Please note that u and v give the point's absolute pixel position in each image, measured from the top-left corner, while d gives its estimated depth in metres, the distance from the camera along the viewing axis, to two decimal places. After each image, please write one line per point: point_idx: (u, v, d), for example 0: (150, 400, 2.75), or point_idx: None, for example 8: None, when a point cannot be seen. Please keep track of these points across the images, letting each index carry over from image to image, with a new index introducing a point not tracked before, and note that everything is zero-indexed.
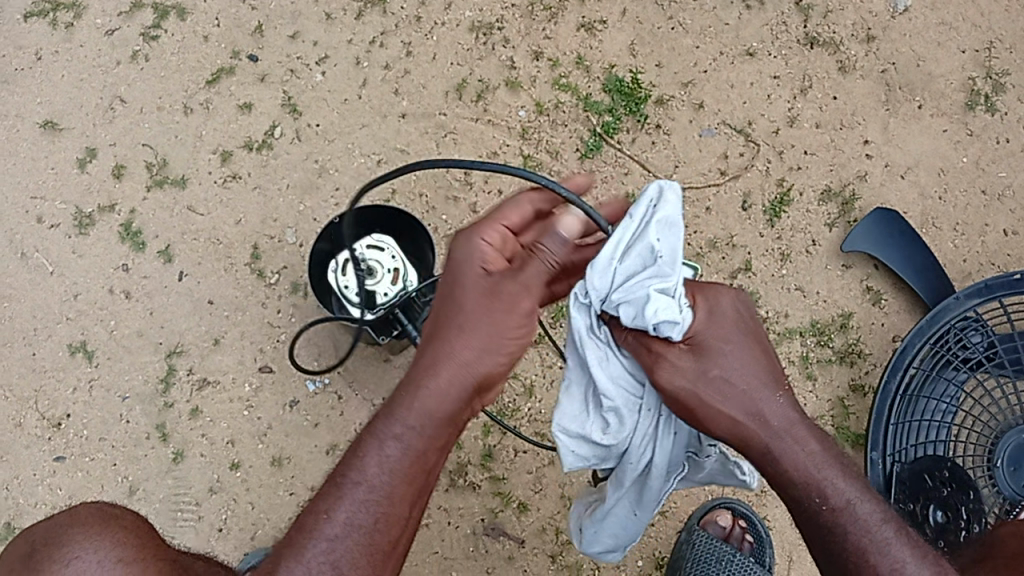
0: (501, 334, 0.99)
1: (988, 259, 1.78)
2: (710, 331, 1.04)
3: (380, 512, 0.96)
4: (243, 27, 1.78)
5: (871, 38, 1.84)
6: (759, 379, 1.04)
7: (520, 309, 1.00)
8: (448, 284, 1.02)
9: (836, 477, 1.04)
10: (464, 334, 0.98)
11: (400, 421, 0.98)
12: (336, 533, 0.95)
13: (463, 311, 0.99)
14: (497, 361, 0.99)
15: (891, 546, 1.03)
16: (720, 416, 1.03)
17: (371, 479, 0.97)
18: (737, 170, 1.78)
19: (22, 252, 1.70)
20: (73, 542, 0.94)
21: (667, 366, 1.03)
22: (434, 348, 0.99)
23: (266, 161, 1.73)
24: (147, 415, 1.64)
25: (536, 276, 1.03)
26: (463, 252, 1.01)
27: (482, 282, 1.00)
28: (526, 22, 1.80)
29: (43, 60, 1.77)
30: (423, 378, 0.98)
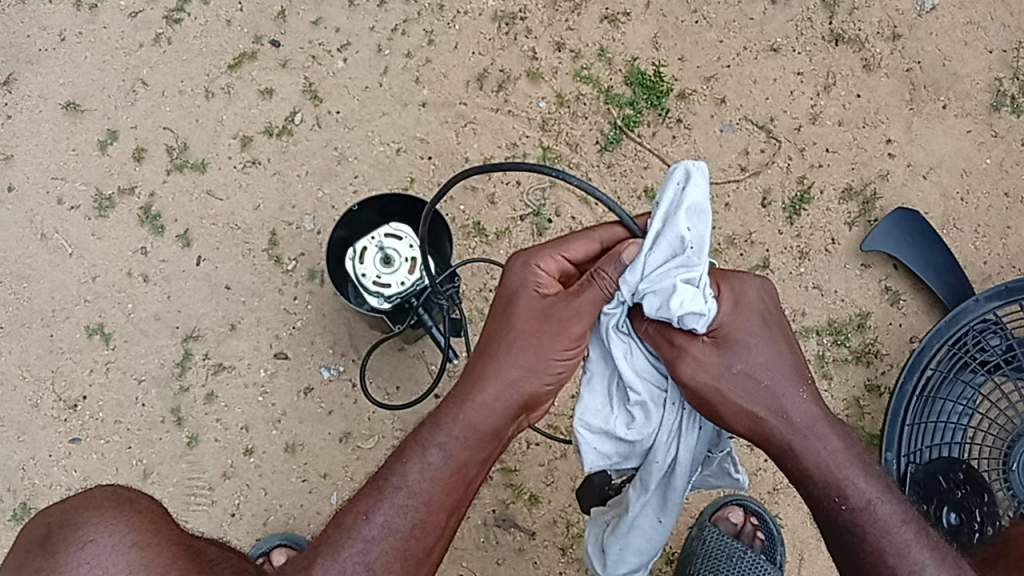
0: (548, 356, 1.06)
1: (1008, 262, 1.77)
2: (734, 328, 1.06)
3: (417, 518, 1.02)
4: (266, 12, 1.78)
5: (897, 36, 1.82)
6: (782, 376, 1.07)
7: (569, 334, 1.06)
8: (505, 303, 1.09)
9: (857, 476, 1.06)
10: (515, 352, 1.06)
11: (445, 431, 1.05)
12: (373, 534, 1.01)
13: (515, 331, 1.06)
14: (542, 383, 1.07)
15: (910, 547, 1.04)
16: (742, 411, 1.06)
17: (412, 485, 1.03)
18: (757, 167, 1.77)
19: (42, 233, 1.71)
20: (89, 526, 0.95)
21: (691, 360, 1.05)
22: (484, 363, 1.07)
23: (286, 147, 1.73)
24: (163, 399, 1.65)
25: (593, 301, 1.06)
26: (520, 277, 1.09)
27: (537, 305, 1.07)
28: (549, 13, 1.79)
29: (66, 41, 1.77)
30: (471, 391, 1.06)
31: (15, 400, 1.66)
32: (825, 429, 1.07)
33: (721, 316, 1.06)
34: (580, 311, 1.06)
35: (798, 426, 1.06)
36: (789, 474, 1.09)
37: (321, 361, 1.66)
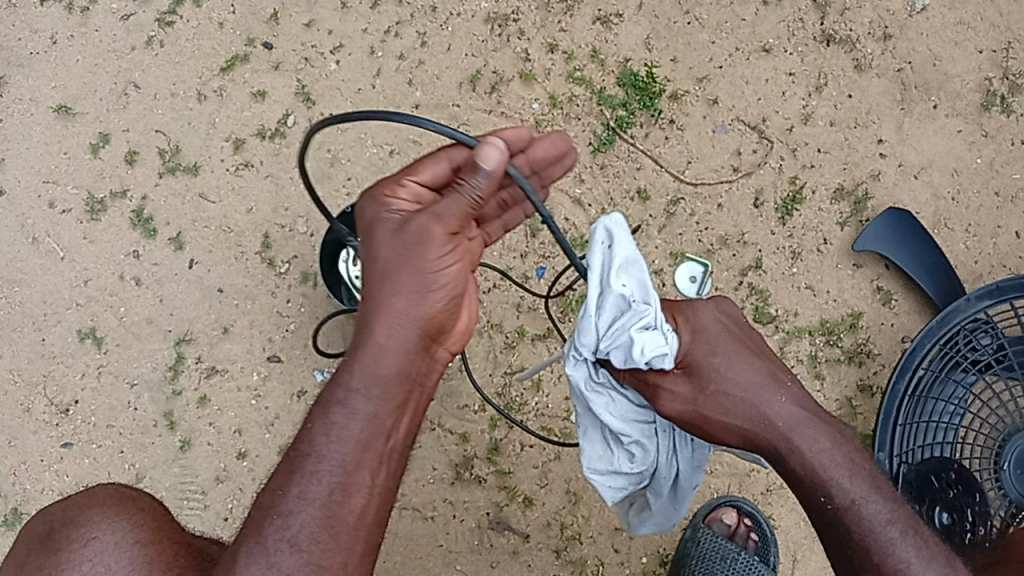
0: (426, 272, 0.98)
1: (999, 261, 1.77)
2: (699, 349, 1.11)
3: (334, 482, 0.94)
4: (258, 14, 1.78)
5: (888, 36, 1.83)
6: (756, 387, 1.10)
7: (436, 241, 0.98)
8: (366, 243, 1.02)
9: (841, 475, 1.07)
10: (388, 280, 0.97)
11: (342, 385, 0.96)
12: (292, 508, 0.93)
13: (382, 261, 0.99)
14: (431, 303, 0.98)
15: (896, 546, 1.03)
16: (724, 427, 1.10)
17: (320, 450, 0.94)
18: (749, 167, 1.77)
19: (33, 237, 1.70)
20: (91, 523, 0.95)
21: (667, 393, 1.11)
22: (364, 306, 0.98)
23: (279, 150, 1.73)
24: (155, 403, 1.65)
25: (455, 207, 0.99)
26: (372, 212, 1.02)
27: (396, 229, 1.00)
28: (542, 15, 1.79)
29: (58, 44, 1.76)
30: (359, 342, 0.97)
31: (6, 405, 1.65)
32: (808, 429, 1.08)
33: (683, 344, 1.12)
34: (440, 217, 0.98)
35: (778, 432, 1.09)
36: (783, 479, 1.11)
37: (315, 364, 1.66)
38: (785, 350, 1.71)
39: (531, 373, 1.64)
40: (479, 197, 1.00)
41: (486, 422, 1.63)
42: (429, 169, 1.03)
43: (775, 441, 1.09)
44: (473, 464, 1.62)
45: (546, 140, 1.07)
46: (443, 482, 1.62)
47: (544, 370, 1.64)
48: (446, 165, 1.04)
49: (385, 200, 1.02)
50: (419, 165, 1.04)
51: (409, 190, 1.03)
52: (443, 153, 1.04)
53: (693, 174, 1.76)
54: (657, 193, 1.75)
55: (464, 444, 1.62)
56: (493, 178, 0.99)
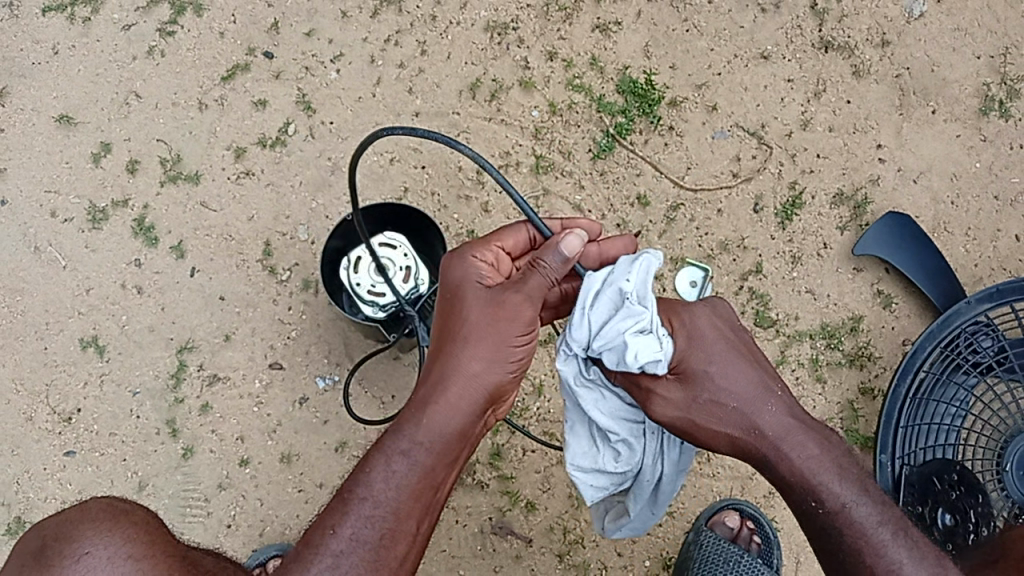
0: (504, 343, 1.07)
1: (999, 264, 1.78)
2: (692, 355, 1.11)
3: (386, 526, 1.01)
4: (259, 24, 1.79)
5: (885, 42, 1.84)
6: (749, 396, 1.10)
7: (520, 321, 1.07)
8: (450, 303, 1.11)
9: (831, 481, 1.07)
10: (469, 347, 1.07)
11: (409, 438, 1.05)
12: (342, 548, 0.98)
13: (466, 326, 1.08)
14: (505, 371, 1.08)
15: (888, 548, 1.04)
16: (715, 435, 1.11)
17: (377, 495, 1.02)
18: (749, 173, 1.78)
19: (35, 246, 1.71)
20: (84, 538, 0.94)
21: (659, 399, 1.12)
22: (441, 365, 1.07)
23: (280, 158, 1.73)
24: (157, 411, 1.65)
25: (538, 288, 1.08)
26: (461, 272, 1.11)
27: (483, 295, 1.09)
28: (541, 23, 1.81)
29: (60, 55, 1.78)
30: (432, 399, 1.06)
31: (8, 414, 1.65)
32: (797, 437, 1.09)
33: (676, 350, 1.11)
34: (527, 295, 1.08)
35: (768, 440, 1.09)
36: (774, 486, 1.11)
37: (317, 371, 1.66)
38: (786, 354, 1.71)
39: (533, 378, 1.64)
40: (558, 277, 1.09)
41: (488, 427, 1.63)
42: (511, 238, 1.18)
43: (766, 449, 1.09)
44: (475, 469, 1.62)
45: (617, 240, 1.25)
46: None
47: (546, 375, 1.64)
48: (525, 238, 1.20)
49: (473, 265, 1.12)
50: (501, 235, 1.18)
51: (493, 253, 1.15)
52: (522, 227, 1.19)
53: (692, 180, 1.77)
54: (657, 198, 1.75)
55: None
56: (570, 261, 1.07)
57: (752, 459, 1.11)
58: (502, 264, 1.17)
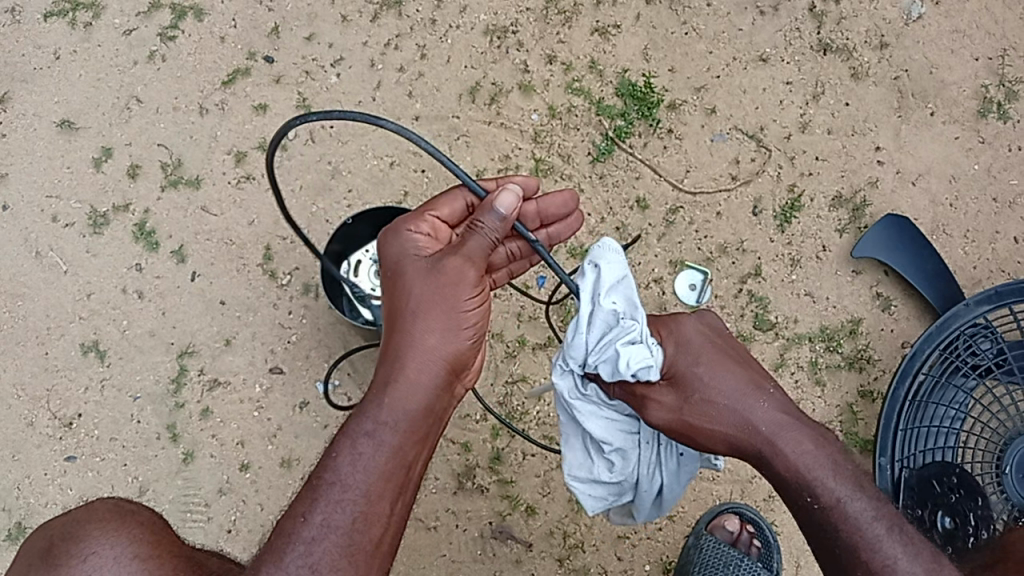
0: (456, 312, 1.12)
1: (998, 266, 1.78)
2: (680, 357, 1.14)
3: (358, 509, 1.00)
4: (259, 28, 1.79)
5: (884, 44, 1.84)
6: (740, 393, 1.11)
7: (467, 285, 1.12)
8: (394, 279, 1.15)
9: (826, 476, 1.07)
10: (420, 320, 1.11)
11: (371, 418, 1.06)
12: (314, 535, 0.98)
13: (414, 299, 1.12)
14: (460, 338, 1.12)
15: (883, 543, 1.03)
16: (711, 435, 1.12)
17: (346, 478, 1.02)
18: (748, 175, 1.78)
19: (37, 251, 1.71)
20: (90, 538, 0.95)
21: (654, 404, 1.13)
22: (397, 341, 1.11)
23: (280, 163, 1.74)
24: (158, 415, 1.65)
25: (478, 248, 1.14)
26: (399, 248, 1.18)
27: (424, 267, 1.14)
28: (540, 26, 1.81)
29: (61, 60, 1.78)
30: (392, 377, 1.08)
31: (10, 419, 1.66)
32: (790, 432, 1.10)
33: (666, 355, 1.15)
34: (469, 260, 1.13)
35: (760, 436, 1.10)
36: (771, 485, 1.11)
37: (317, 376, 1.67)
38: (786, 357, 1.71)
39: (533, 382, 1.65)
40: (497, 235, 1.15)
41: (488, 431, 1.63)
42: (447, 205, 1.24)
43: (759, 445, 1.10)
44: (475, 473, 1.62)
45: (556, 197, 1.32)
46: (445, 491, 1.62)
47: (546, 379, 1.65)
48: (461, 203, 1.26)
49: (410, 238, 1.18)
50: (436, 204, 1.24)
51: (429, 223, 1.22)
52: (456, 194, 1.25)
53: (692, 183, 1.77)
54: (656, 202, 1.76)
55: (466, 454, 1.63)
56: (507, 219, 1.15)
57: (747, 457, 1.12)
58: (441, 232, 1.24)
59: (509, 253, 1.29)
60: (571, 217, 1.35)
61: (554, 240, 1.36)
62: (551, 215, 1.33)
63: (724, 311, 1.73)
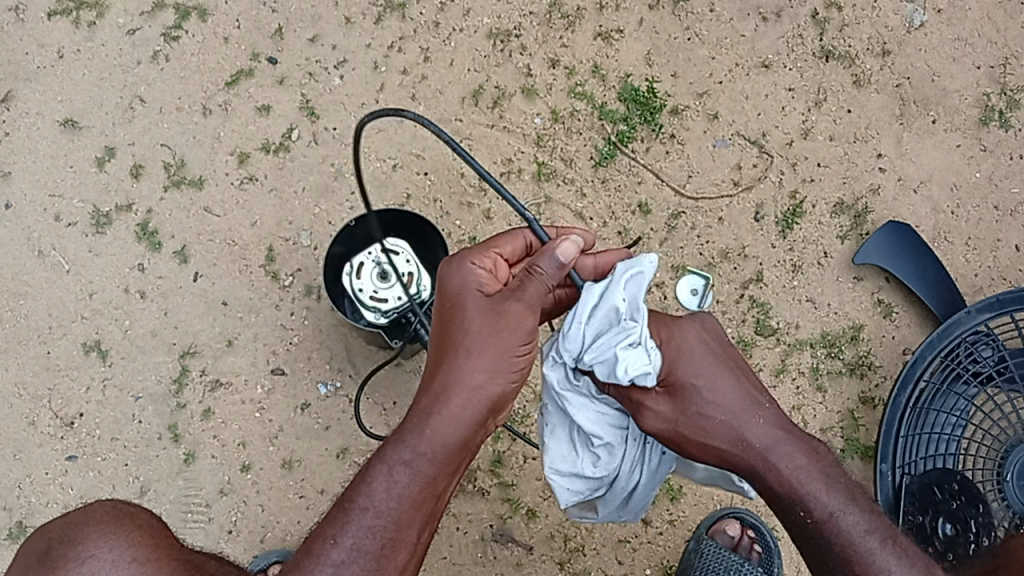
0: (508, 354, 1.07)
1: (999, 274, 1.78)
2: (681, 367, 1.12)
3: (387, 537, 1.02)
4: (263, 30, 1.80)
5: (886, 52, 1.85)
6: (738, 408, 1.11)
7: (524, 331, 1.08)
8: (451, 308, 1.11)
9: (819, 491, 1.07)
10: (472, 357, 1.07)
11: (410, 448, 1.04)
12: (342, 558, 1.00)
13: (468, 334, 1.08)
14: (507, 381, 1.08)
15: (876, 556, 1.04)
16: (705, 447, 1.12)
17: (379, 504, 1.02)
18: (750, 181, 1.79)
19: (39, 250, 1.71)
20: (88, 541, 0.95)
21: (650, 412, 1.13)
22: (444, 373, 1.07)
23: (283, 164, 1.74)
24: (159, 415, 1.65)
25: (536, 297, 1.10)
26: (461, 278, 1.13)
27: (483, 302, 1.10)
28: (543, 30, 1.82)
29: (64, 59, 1.78)
30: (433, 410, 1.06)
31: (11, 418, 1.66)
32: (784, 447, 1.09)
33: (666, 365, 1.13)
34: (528, 306, 1.09)
35: (755, 452, 1.10)
36: (762, 496, 1.12)
37: (319, 377, 1.67)
38: (787, 362, 1.72)
39: (534, 385, 1.65)
40: (555, 284, 1.13)
41: (489, 434, 1.63)
42: (508, 244, 1.20)
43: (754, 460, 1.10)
44: (476, 476, 1.63)
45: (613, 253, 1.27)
46: None
47: None
48: (523, 243, 1.22)
49: (471, 271, 1.13)
50: (499, 241, 1.20)
51: (491, 259, 1.18)
52: (520, 232, 1.21)
53: (694, 188, 1.78)
54: (658, 206, 1.76)
55: None
56: (565, 267, 1.12)
57: (741, 470, 1.12)
58: (500, 270, 1.19)
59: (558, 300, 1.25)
60: None
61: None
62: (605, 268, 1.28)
63: (726, 316, 1.73)
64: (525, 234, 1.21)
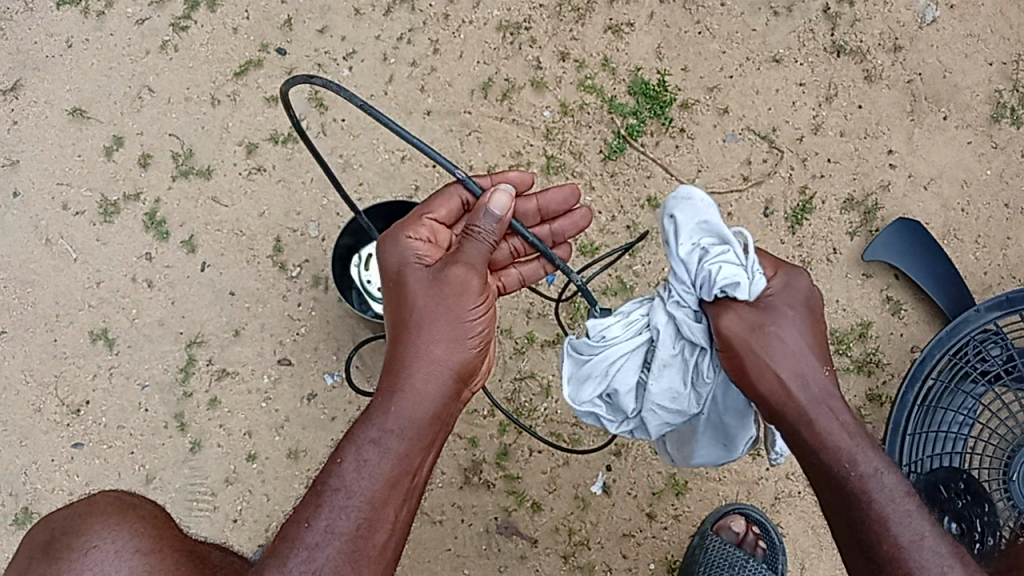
0: (461, 320, 1.13)
1: (1009, 272, 1.77)
2: (778, 301, 1.12)
3: (361, 517, 1.01)
4: (272, 20, 1.79)
5: (898, 48, 1.83)
6: (809, 350, 1.09)
7: (472, 293, 1.14)
8: (397, 287, 1.16)
9: (864, 446, 1.04)
10: (427, 329, 1.12)
11: (378, 426, 1.06)
12: (317, 541, 0.98)
13: (417, 309, 1.13)
14: (467, 348, 1.14)
15: (913, 517, 1.00)
16: (763, 372, 1.07)
17: (350, 485, 1.02)
18: (759, 176, 1.78)
19: (46, 239, 1.72)
20: (92, 532, 0.95)
21: (731, 314, 1.10)
22: (403, 351, 1.12)
23: (291, 154, 1.74)
24: (166, 404, 1.66)
25: (476, 253, 1.17)
26: (399, 255, 1.18)
27: (425, 275, 1.16)
28: (553, 23, 1.81)
29: (74, 48, 1.78)
30: (397, 388, 1.09)
31: (19, 405, 1.66)
32: (836, 404, 1.06)
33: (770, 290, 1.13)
34: (469, 267, 1.15)
35: (810, 397, 1.06)
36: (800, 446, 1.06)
37: (325, 368, 1.67)
38: None
39: (541, 378, 1.65)
40: (496, 239, 1.19)
41: (495, 427, 1.63)
42: (443, 206, 1.25)
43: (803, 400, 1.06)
44: (481, 469, 1.62)
45: (557, 191, 1.34)
46: (450, 487, 1.62)
47: (554, 376, 1.64)
48: (456, 201, 1.27)
49: (409, 244, 1.19)
50: (432, 205, 1.25)
51: (428, 226, 1.23)
52: (451, 192, 1.26)
53: (703, 183, 1.77)
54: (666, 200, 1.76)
55: (473, 449, 1.63)
56: (503, 221, 1.19)
57: (776, 413, 1.08)
58: (439, 236, 1.25)
59: (512, 252, 1.34)
60: (576, 211, 1.37)
61: (558, 235, 1.37)
62: (554, 208, 1.35)
63: None
64: (457, 192, 1.26)
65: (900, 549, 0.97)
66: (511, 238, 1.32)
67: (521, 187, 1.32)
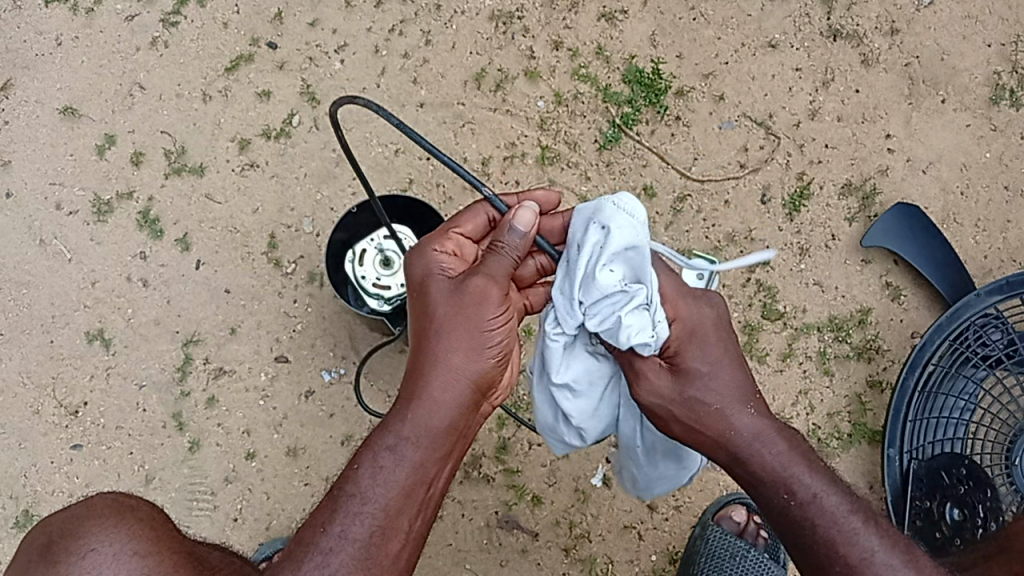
0: (480, 333, 1.11)
1: (1009, 256, 1.76)
2: (689, 354, 1.10)
3: (375, 524, 1.00)
4: (263, 14, 1.78)
5: (895, 30, 1.82)
6: (732, 396, 1.09)
7: (492, 304, 1.11)
8: (420, 297, 1.14)
9: (803, 473, 1.06)
10: (446, 340, 1.10)
11: (394, 433, 1.06)
12: (332, 546, 0.98)
13: (437, 319, 1.11)
14: (486, 361, 1.11)
15: (859, 535, 1.01)
16: (687, 429, 1.11)
17: (366, 491, 1.02)
18: (756, 163, 1.76)
19: (40, 239, 1.71)
20: (90, 535, 0.94)
21: (646, 382, 1.11)
22: (421, 361, 1.10)
23: (284, 150, 1.72)
24: (164, 404, 1.65)
25: (498, 267, 1.13)
26: (424, 267, 1.16)
27: (447, 286, 1.13)
28: (546, 12, 1.79)
29: (63, 46, 1.77)
30: (414, 398, 1.08)
31: (16, 408, 1.66)
32: (772, 438, 1.08)
33: (677, 339, 1.11)
34: (490, 279, 1.12)
35: (740, 440, 1.08)
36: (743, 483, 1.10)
37: (322, 365, 1.66)
38: (794, 347, 1.70)
39: None
40: (519, 254, 1.14)
41: (494, 421, 1.63)
42: (471, 221, 1.22)
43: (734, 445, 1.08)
44: (481, 463, 1.62)
45: None
46: (450, 482, 1.62)
47: None
48: (485, 217, 1.24)
49: (434, 256, 1.17)
50: (460, 219, 1.22)
51: (454, 240, 1.20)
52: (480, 207, 1.23)
53: (699, 171, 1.76)
54: (663, 189, 1.74)
55: (472, 443, 1.62)
56: (528, 237, 1.14)
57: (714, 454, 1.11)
58: (465, 249, 1.22)
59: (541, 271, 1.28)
60: None
61: None
62: None
63: (732, 300, 1.71)
64: (485, 207, 1.23)
65: (854, 570, 0.99)
66: (538, 254, 1.26)
67: (546, 207, 1.26)
